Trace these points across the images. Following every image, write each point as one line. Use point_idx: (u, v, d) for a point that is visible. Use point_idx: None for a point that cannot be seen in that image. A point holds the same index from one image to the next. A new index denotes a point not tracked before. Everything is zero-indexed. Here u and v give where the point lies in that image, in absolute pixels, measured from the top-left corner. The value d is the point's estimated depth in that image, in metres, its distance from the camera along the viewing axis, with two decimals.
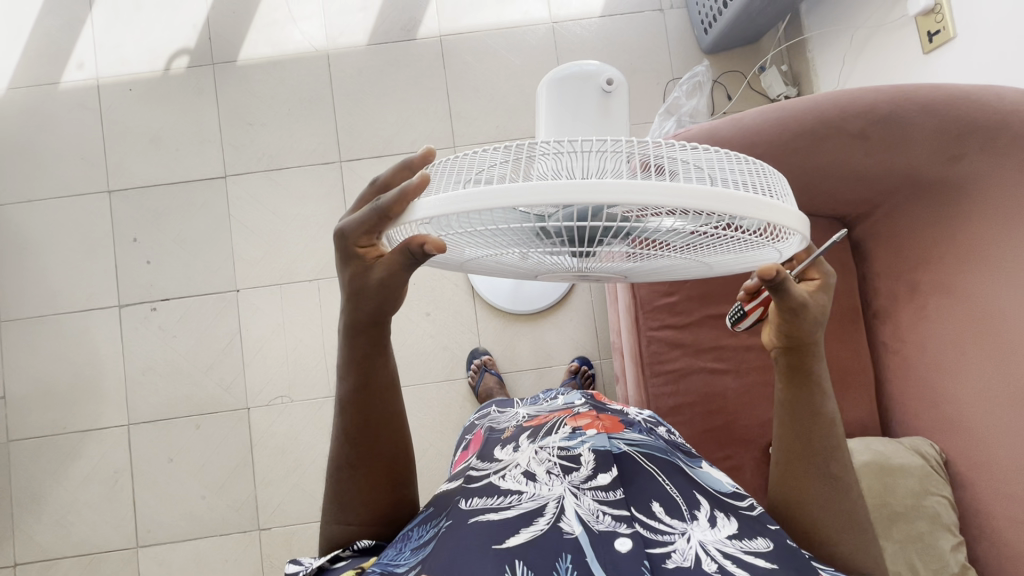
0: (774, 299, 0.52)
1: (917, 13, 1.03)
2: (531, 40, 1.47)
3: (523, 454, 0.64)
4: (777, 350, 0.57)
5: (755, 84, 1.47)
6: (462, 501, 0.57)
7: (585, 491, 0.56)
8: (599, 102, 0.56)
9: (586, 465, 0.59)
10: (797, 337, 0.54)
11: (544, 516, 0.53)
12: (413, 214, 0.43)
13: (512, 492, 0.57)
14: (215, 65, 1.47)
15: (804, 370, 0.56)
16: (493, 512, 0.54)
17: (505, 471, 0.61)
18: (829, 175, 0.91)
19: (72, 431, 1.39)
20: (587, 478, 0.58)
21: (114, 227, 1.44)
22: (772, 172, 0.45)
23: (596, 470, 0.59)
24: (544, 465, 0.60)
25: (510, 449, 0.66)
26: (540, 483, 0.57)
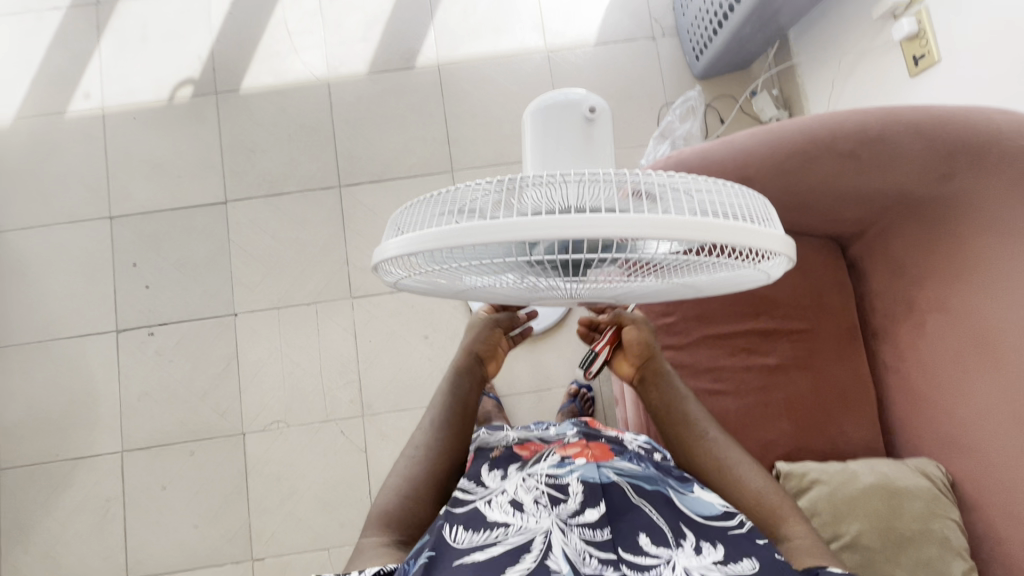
0: (626, 326, 0.79)
1: (901, 38, 1.06)
2: (527, 68, 1.51)
3: (511, 481, 0.71)
4: (636, 367, 0.81)
5: (748, 108, 1.50)
6: (451, 535, 0.61)
7: (573, 527, 0.63)
8: (580, 128, 0.55)
9: (575, 498, 0.67)
10: (646, 348, 0.79)
11: (531, 553, 0.58)
12: (404, 249, 0.43)
13: (500, 525, 0.63)
14: (219, 94, 1.51)
15: (663, 371, 0.80)
16: (479, 550, 0.59)
17: (492, 497, 0.68)
18: (821, 194, 0.92)
19: (64, 459, 1.37)
20: (575, 513, 0.65)
21: (114, 252, 1.45)
22: (755, 196, 0.45)
23: (583, 505, 0.66)
24: (533, 495, 0.67)
25: (495, 478, 0.73)
26: (528, 515, 0.64)
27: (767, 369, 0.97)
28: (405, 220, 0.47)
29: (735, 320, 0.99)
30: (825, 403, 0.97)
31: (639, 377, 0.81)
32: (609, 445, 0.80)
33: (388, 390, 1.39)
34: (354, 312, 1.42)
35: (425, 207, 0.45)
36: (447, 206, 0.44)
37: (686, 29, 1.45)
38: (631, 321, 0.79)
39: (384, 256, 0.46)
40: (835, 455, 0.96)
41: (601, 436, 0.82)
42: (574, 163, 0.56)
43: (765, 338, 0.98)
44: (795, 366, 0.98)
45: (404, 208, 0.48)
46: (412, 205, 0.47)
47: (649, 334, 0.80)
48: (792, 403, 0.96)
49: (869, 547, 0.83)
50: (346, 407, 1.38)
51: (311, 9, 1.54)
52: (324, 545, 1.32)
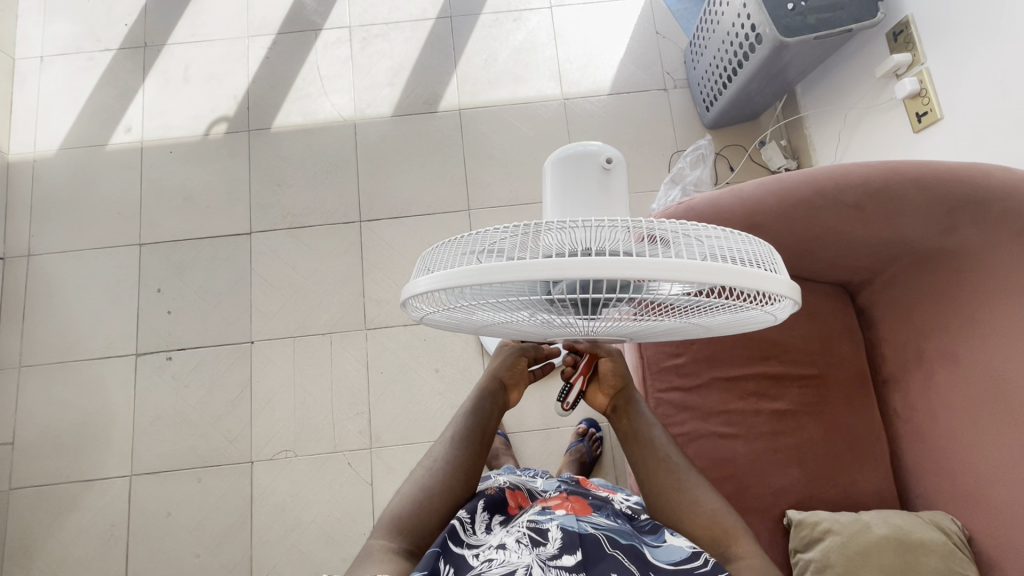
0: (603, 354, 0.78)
1: (904, 96, 1.11)
2: (544, 114, 1.58)
3: (498, 535, 0.71)
4: (610, 394, 0.82)
5: (756, 157, 1.54)
6: (443, 567, 0.64)
7: (551, 567, 0.63)
8: (598, 178, 0.59)
9: (553, 542, 0.66)
10: (620, 378, 0.81)
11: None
12: (431, 286, 0.46)
13: (485, 561, 0.65)
14: (251, 131, 1.59)
15: (632, 394, 0.83)
16: None
17: (479, 550, 0.69)
18: (829, 242, 0.94)
19: (74, 481, 1.38)
20: (553, 556, 0.64)
21: (140, 278, 1.50)
22: (761, 243, 0.48)
23: (562, 549, 0.65)
24: (516, 536, 0.68)
25: (482, 531, 0.73)
26: (510, 551, 0.65)
27: (777, 415, 0.98)
28: (432, 260, 0.50)
29: (745, 364, 1.00)
30: (837, 451, 0.96)
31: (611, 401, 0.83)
32: (590, 501, 0.80)
33: (396, 422, 1.39)
34: (367, 343, 1.44)
35: (451, 249, 0.49)
36: (472, 247, 0.47)
37: (697, 82, 1.52)
38: (613, 354, 0.79)
39: (412, 292, 0.49)
40: (847, 504, 0.94)
41: (589, 493, 0.82)
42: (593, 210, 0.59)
43: (775, 383, 0.99)
44: (805, 414, 0.98)
45: (432, 248, 0.52)
46: (439, 246, 0.51)
47: (622, 365, 0.81)
48: (802, 450, 0.96)
49: None
50: (354, 438, 1.38)
51: (342, 56, 1.64)
52: None
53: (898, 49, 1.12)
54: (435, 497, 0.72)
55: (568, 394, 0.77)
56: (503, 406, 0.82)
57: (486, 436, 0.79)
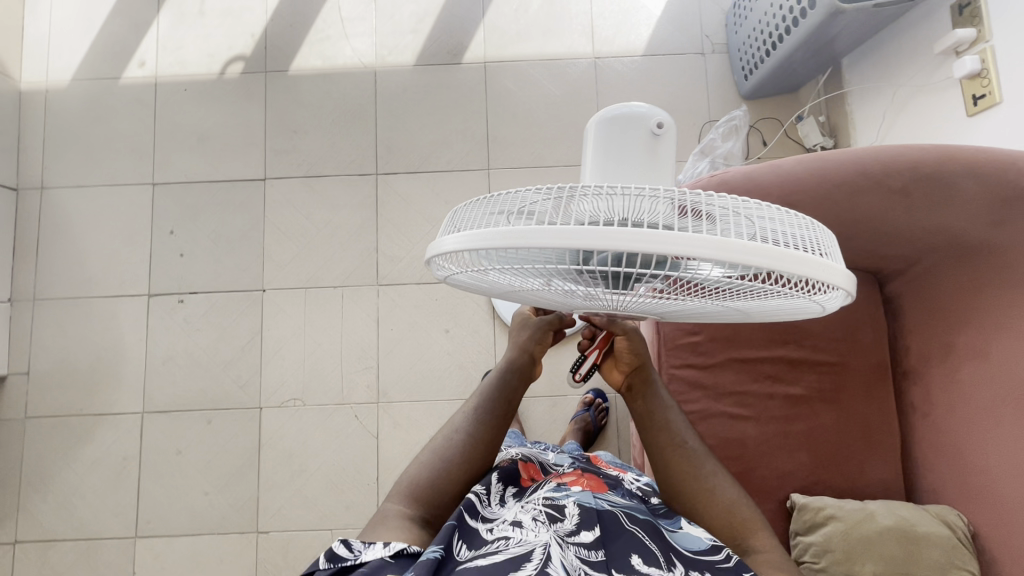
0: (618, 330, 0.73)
1: (962, 76, 1.03)
2: (573, 72, 1.51)
3: (511, 510, 0.71)
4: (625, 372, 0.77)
5: (792, 132, 1.48)
6: (457, 545, 0.64)
7: (569, 544, 0.63)
8: (645, 143, 0.55)
9: (570, 519, 0.67)
10: (637, 358, 0.76)
11: (531, 562, 0.59)
12: (458, 246, 0.44)
13: (500, 539, 0.64)
14: (268, 72, 1.53)
15: (648, 377, 0.77)
16: (481, 558, 0.60)
17: (493, 525, 0.68)
18: (868, 226, 0.90)
19: (87, 414, 1.41)
20: (571, 532, 0.65)
21: (154, 218, 1.49)
22: (816, 226, 0.45)
23: (579, 526, 0.66)
24: (532, 513, 0.68)
25: (496, 504, 0.73)
26: (526, 530, 0.64)
27: (790, 400, 0.96)
28: (461, 218, 0.48)
29: (764, 346, 0.98)
30: (848, 440, 0.95)
31: (625, 381, 0.78)
32: (604, 478, 0.82)
33: (405, 379, 1.40)
34: (379, 300, 1.43)
35: (482, 207, 0.46)
36: (502, 208, 0.45)
37: (737, 47, 1.44)
38: (629, 335, 0.74)
39: (437, 252, 0.47)
40: (851, 492, 0.94)
41: (600, 471, 0.85)
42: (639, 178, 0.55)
43: (792, 367, 0.97)
44: (820, 400, 0.96)
45: (461, 206, 0.49)
46: (469, 204, 0.48)
47: (640, 343, 0.76)
48: (813, 436, 0.95)
49: None
50: (363, 392, 1.40)
51: None
52: (330, 525, 1.34)
53: (961, 23, 1.04)
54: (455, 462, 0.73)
55: (578, 365, 0.77)
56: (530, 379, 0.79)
57: (512, 404, 0.78)
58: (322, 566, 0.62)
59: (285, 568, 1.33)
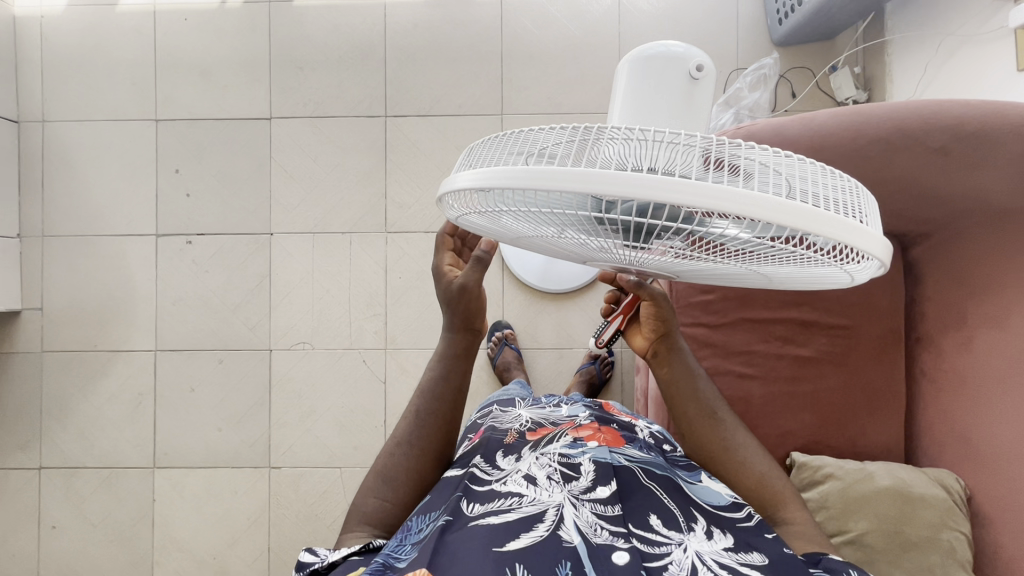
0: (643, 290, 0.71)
1: (1017, 25, 0.96)
2: (595, 11, 1.41)
3: (525, 463, 0.74)
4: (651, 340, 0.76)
5: (824, 84, 1.40)
6: (465, 505, 0.65)
7: (585, 501, 0.66)
8: (684, 90, 0.51)
9: (586, 476, 0.70)
10: (662, 324, 0.74)
11: (543, 522, 0.61)
12: (471, 184, 0.42)
13: (513, 495, 0.66)
14: (272, 3, 1.45)
15: (673, 345, 0.75)
16: (493, 515, 0.63)
17: (506, 479, 0.70)
18: (898, 186, 0.86)
19: (102, 350, 1.44)
20: (586, 489, 0.68)
21: (158, 156, 1.45)
22: (860, 192, 0.42)
23: (595, 483, 0.69)
24: (546, 471, 0.71)
25: (511, 459, 0.75)
26: (540, 489, 0.67)
27: (800, 361, 0.96)
28: (477, 156, 0.46)
29: (777, 308, 0.97)
30: (853, 403, 0.95)
31: (652, 350, 0.76)
32: (621, 431, 0.83)
33: (413, 327, 1.41)
34: (388, 247, 1.42)
35: (498, 144, 0.44)
36: (521, 146, 0.42)
37: None
38: (656, 302, 0.73)
39: (450, 189, 0.45)
40: (852, 453, 0.96)
41: (614, 421, 0.85)
42: (676, 124, 0.51)
43: (804, 329, 0.96)
44: (828, 361, 0.96)
45: (477, 143, 0.47)
46: (486, 141, 0.46)
47: (667, 309, 0.74)
48: (818, 398, 0.96)
49: (873, 545, 0.84)
50: (370, 338, 1.41)
51: None
52: (339, 463, 1.39)
53: None
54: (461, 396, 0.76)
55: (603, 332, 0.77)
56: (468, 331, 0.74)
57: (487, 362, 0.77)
58: None
59: (295, 501, 1.39)
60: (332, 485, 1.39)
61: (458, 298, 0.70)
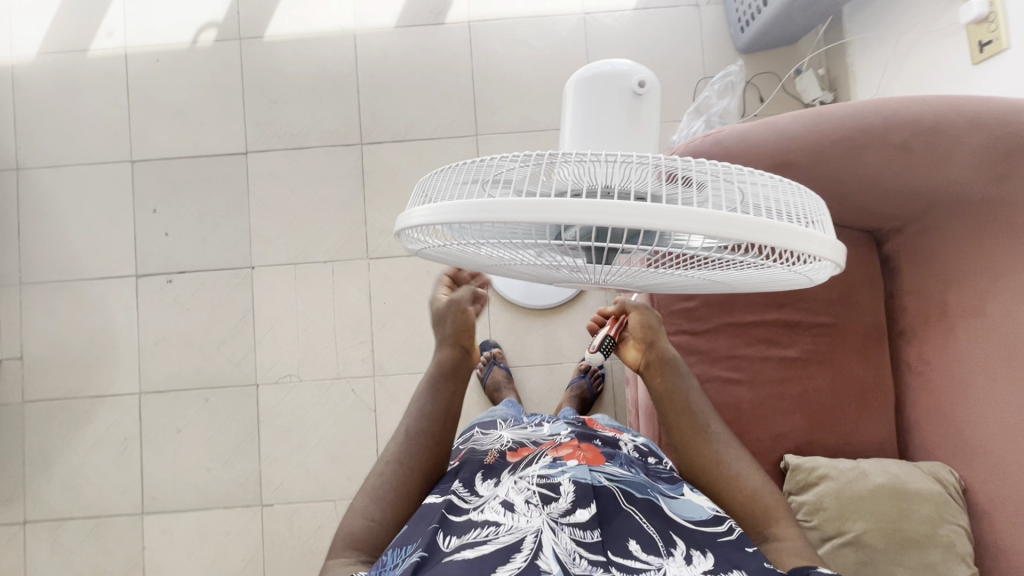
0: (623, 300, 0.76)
1: (968, 21, 0.98)
2: (562, 29, 1.44)
3: (503, 487, 0.72)
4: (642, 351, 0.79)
5: (790, 87, 1.43)
6: (441, 538, 0.63)
7: (564, 526, 0.64)
8: (629, 104, 0.56)
9: (565, 499, 0.68)
10: (648, 332, 0.77)
11: (522, 552, 0.59)
12: (428, 219, 0.42)
13: (490, 523, 0.65)
14: (242, 40, 1.47)
15: (664, 353, 0.78)
16: (469, 548, 0.61)
17: (483, 507, 0.69)
18: (864, 184, 0.87)
19: (85, 396, 1.41)
20: (565, 513, 0.66)
21: (135, 197, 1.45)
22: (808, 193, 0.43)
23: (575, 505, 0.68)
24: (524, 495, 0.69)
25: (488, 485, 0.74)
26: (518, 515, 0.65)
27: (786, 362, 0.96)
28: (433, 188, 0.45)
29: (758, 310, 0.97)
30: (843, 401, 0.95)
31: (646, 360, 0.78)
32: (603, 448, 0.81)
33: (400, 353, 1.39)
34: (370, 273, 1.41)
35: (452, 176, 0.44)
36: (475, 176, 0.42)
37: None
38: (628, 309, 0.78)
39: (409, 224, 0.44)
40: (846, 451, 0.95)
41: (596, 437, 0.83)
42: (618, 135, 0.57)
43: (787, 330, 0.96)
44: (814, 361, 0.96)
45: (432, 174, 0.47)
46: (440, 173, 0.46)
47: (651, 317, 0.78)
48: (808, 398, 0.95)
49: (873, 544, 0.83)
50: (357, 366, 1.39)
51: None
52: (332, 496, 1.36)
53: None
54: (451, 416, 0.77)
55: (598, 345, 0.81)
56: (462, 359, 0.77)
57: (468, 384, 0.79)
58: None
59: (289, 538, 1.36)
60: (326, 519, 1.36)
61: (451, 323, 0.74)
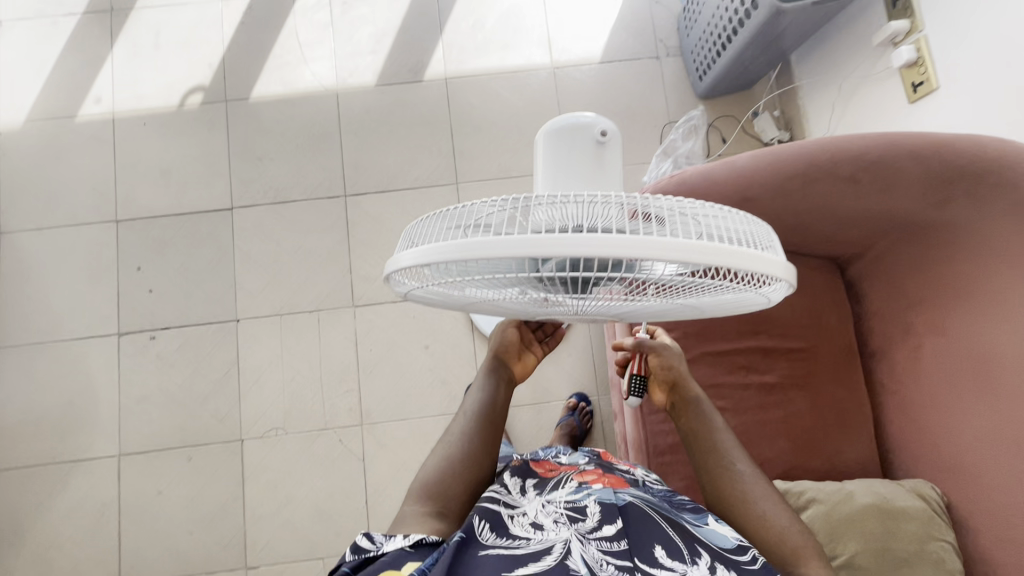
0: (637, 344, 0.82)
1: (901, 65, 1.08)
2: (533, 83, 1.53)
3: (534, 500, 0.75)
4: (666, 392, 0.82)
5: (749, 128, 1.52)
6: (481, 529, 0.67)
7: (591, 540, 0.67)
8: (591, 152, 0.57)
9: (592, 517, 0.71)
10: (669, 373, 0.81)
11: (551, 554, 0.64)
12: (415, 261, 0.44)
13: (523, 531, 0.68)
14: (228, 101, 1.53)
15: (686, 392, 0.80)
16: (505, 547, 0.65)
17: (516, 510, 0.72)
18: (821, 217, 0.94)
19: (62, 462, 1.37)
20: (593, 530, 0.69)
21: (119, 255, 1.46)
22: (758, 222, 0.47)
23: (601, 522, 0.70)
24: (553, 515, 0.72)
25: (519, 491, 0.77)
26: (547, 529, 0.68)
27: (765, 388, 0.99)
28: (418, 234, 0.48)
29: (734, 338, 1.01)
30: (823, 423, 0.98)
31: (671, 400, 0.82)
32: (624, 476, 0.83)
33: (388, 399, 1.39)
34: (356, 321, 1.42)
35: (436, 221, 0.47)
36: (458, 221, 0.45)
37: (690, 50, 1.48)
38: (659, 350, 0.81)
39: (396, 268, 0.47)
40: (832, 472, 0.97)
41: (615, 469, 0.85)
42: (580, 185, 0.57)
43: (764, 356, 1.00)
44: (792, 385, 0.99)
45: (417, 221, 0.50)
46: (424, 219, 0.49)
47: (670, 357, 0.81)
48: (789, 422, 0.97)
49: (865, 566, 0.83)
50: (345, 415, 1.38)
51: (322, 22, 1.57)
52: (320, 554, 1.32)
53: (896, 16, 1.09)
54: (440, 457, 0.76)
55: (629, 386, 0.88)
56: (509, 387, 0.81)
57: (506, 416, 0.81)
58: (345, 560, 0.62)
59: None
60: None
61: (510, 352, 0.82)
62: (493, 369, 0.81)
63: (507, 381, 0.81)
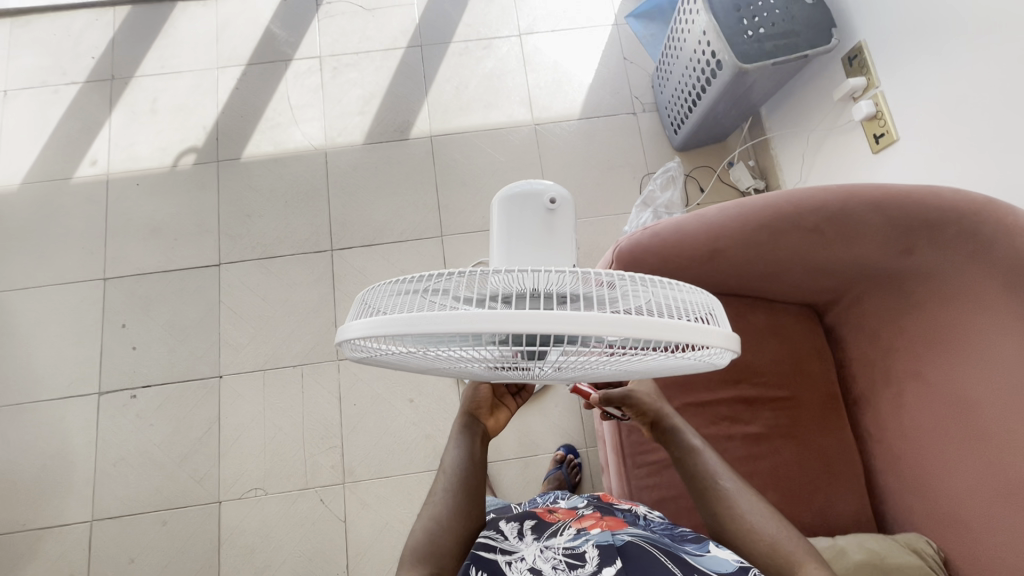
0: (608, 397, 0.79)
1: (861, 118, 1.13)
2: (514, 139, 1.59)
3: (530, 547, 0.71)
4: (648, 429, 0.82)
5: (725, 177, 1.56)
6: None
7: None
8: (543, 219, 0.58)
9: (591, 561, 0.67)
10: (646, 416, 0.80)
11: None
12: (366, 331, 0.45)
13: None
14: (220, 162, 1.58)
15: (669, 432, 0.79)
16: None
17: (513, 559, 0.69)
18: (794, 266, 0.95)
19: (31, 529, 1.32)
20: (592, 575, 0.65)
21: (104, 313, 1.46)
22: (700, 292, 0.48)
23: (601, 565, 0.67)
24: (551, 562, 0.68)
25: (515, 539, 0.73)
26: None
27: (750, 439, 0.97)
28: (372, 301, 0.48)
29: (716, 388, 1.00)
30: (811, 475, 0.95)
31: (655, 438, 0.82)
32: (624, 517, 0.80)
33: (371, 455, 1.36)
34: (340, 374, 1.41)
35: (390, 290, 0.47)
36: (410, 290, 0.46)
37: (664, 105, 1.55)
38: (628, 402, 0.78)
39: (349, 336, 0.47)
40: (825, 527, 0.93)
41: (615, 509, 0.81)
42: (534, 251, 0.58)
43: (747, 407, 0.99)
44: (777, 437, 0.97)
45: (372, 288, 0.50)
46: (379, 287, 0.49)
47: (643, 403, 0.79)
48: (778, 474, 0.95)
49: None
50: (326, 473, 1.34)
51: (313, 86, 1.64)
52: None
53: (853, 73, 1.15)
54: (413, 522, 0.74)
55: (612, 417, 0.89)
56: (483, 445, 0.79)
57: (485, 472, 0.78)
58: None
59: None
60: None
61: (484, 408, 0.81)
62: (466, 425, 0.80)
63: (481, 436, 0.79)
